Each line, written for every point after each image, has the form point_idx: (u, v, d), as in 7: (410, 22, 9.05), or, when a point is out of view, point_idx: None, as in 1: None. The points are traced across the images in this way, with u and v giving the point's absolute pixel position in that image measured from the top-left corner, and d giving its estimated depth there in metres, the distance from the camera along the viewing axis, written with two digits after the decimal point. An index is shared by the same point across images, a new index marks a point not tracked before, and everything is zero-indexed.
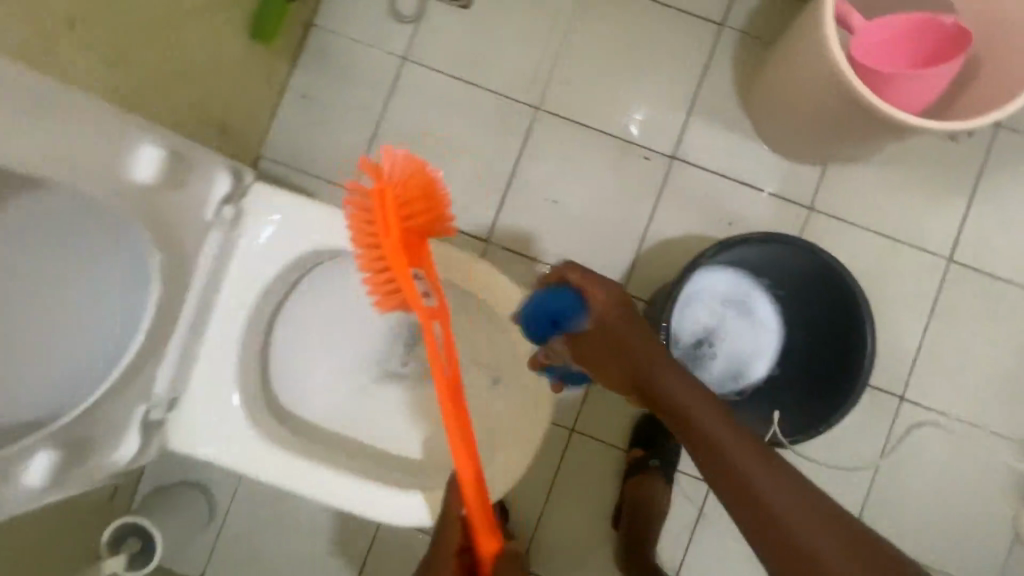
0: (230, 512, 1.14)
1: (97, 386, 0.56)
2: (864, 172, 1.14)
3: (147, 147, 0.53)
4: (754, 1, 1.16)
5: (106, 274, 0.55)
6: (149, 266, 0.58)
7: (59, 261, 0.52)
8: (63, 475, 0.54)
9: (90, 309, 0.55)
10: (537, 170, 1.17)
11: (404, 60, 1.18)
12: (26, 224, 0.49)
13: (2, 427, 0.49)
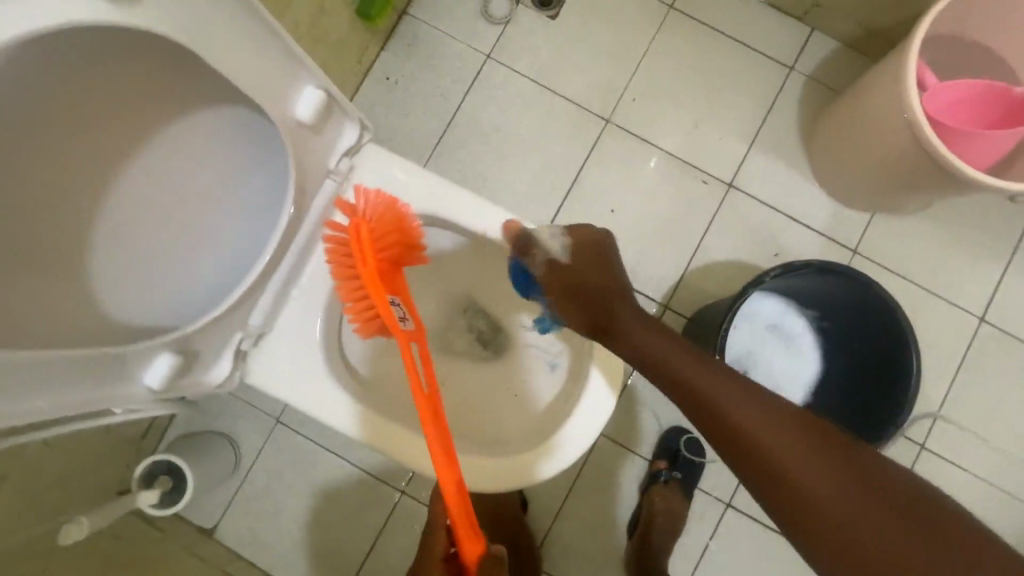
0: (254, 468, 1.16)
1: (217, 304, 0.61)
2: (910, 224, 1.19)
3: (311, 88, 0.57)
4: (824, 51, 1.23)
5: (245, 197, 0.61)
6: (283, 202, 0.62)
7: (210, 184, 0.57)
8: (174, 379, 0.60)
9: (224, 233, 0.60)
10: (599, 178, 1.22)
11: (488, 57, 1.23)
12: (194, 146, 0.55)
13: (136, 321, 0.55)
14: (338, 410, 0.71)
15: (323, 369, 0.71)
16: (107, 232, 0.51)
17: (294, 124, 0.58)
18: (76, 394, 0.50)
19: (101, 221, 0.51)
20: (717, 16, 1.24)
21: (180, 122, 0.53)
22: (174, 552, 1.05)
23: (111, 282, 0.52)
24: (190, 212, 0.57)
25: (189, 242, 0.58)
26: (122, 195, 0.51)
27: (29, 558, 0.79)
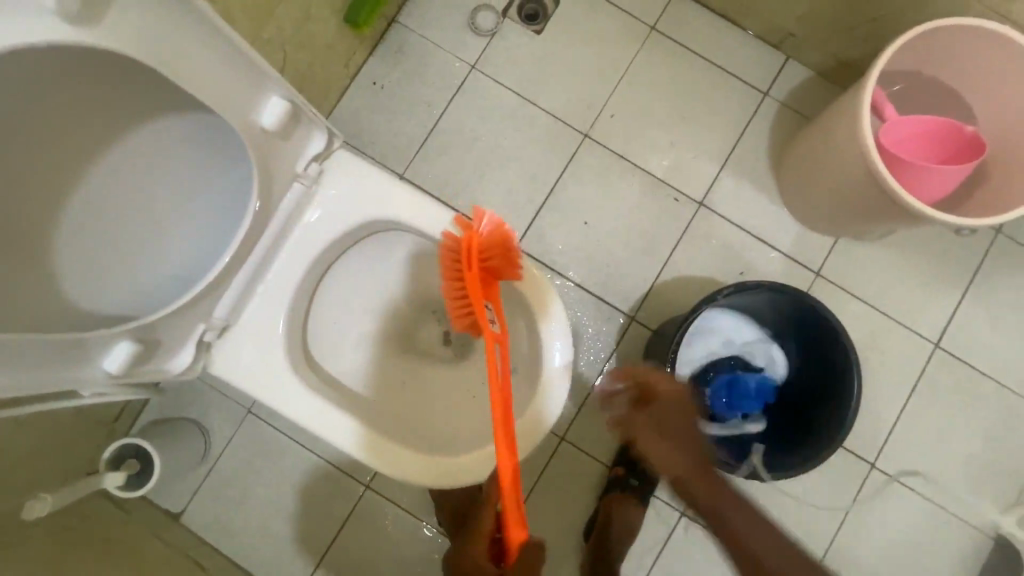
0: (223, 456, 1.19)
1: (176, 298, 0.64)
2: (871, 249, 1.23)
3: (276, 97, 0.60)
4: (798, 78, 1.27)
5: (209, 196, 0.64)
6: (246, 205, 0.65)
7: (173, 183, 0.61)
8: (135, 365, 0.62)
9: (186, 230, 0.63)
10: (550, 168, 1.26)
11: (472, 68, 1.27)
12: (160, 146, 0.58)
13: (94, 311, 0.58)
14: (297, 402, 0.74)
15: (285, 364, 0.74)
16: (72, 225, 0.54)
17: (260, 130, 0.61)
18: (34, 376, 0.53)
19: (66, 213, 0.54)
20: (697, 40, 1.28)
21: (147, 125, 0.57)
22: (138, 535, 1.08)
23: (75, 271, 0.55)
24: (154, 207, 0.60)
25: (152, 235, 0.61)
26: (88, 188, 0.55)
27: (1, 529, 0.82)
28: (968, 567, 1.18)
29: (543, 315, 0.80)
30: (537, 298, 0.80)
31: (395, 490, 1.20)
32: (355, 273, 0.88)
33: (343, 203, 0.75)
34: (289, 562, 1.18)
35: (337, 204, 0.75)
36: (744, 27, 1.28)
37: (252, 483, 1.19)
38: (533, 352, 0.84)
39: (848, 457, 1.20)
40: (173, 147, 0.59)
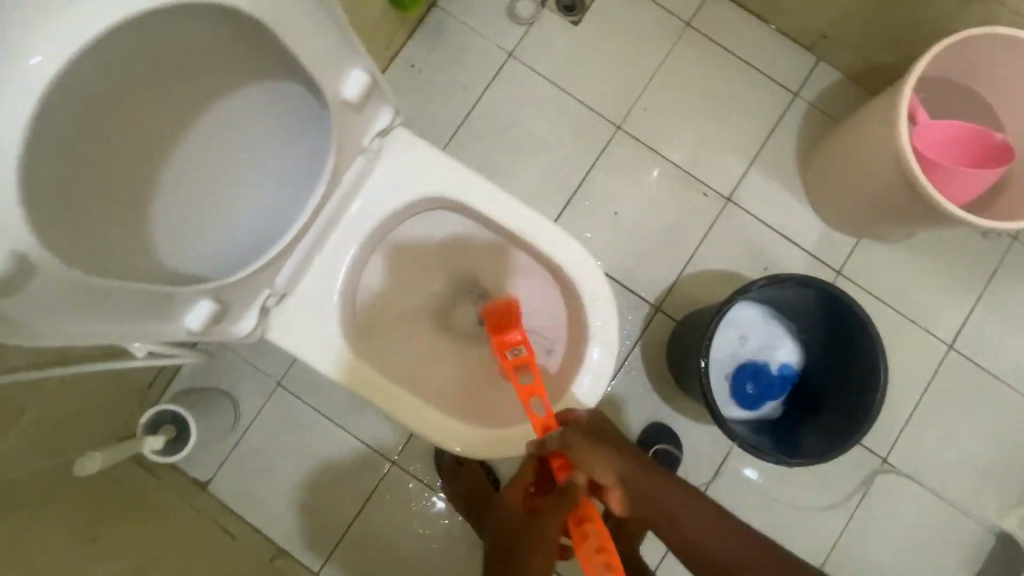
0: (252, 427, 1.21)
1: (246, 262, 0.66)
2: (892, 251, 1.27)
3: (358, 70, 0.61)
4: (829, 80, 1.30)
5: (285, 165, 0.67)
6: (316, 178, 0.67)
7: (251, 151, 0.64)
8: (212, 325, 0.64)
9: (258, 197, 0.66)
10: (606, 175, 1.28)
11: (510, 55, 1.28)
12: (241, 113, 0.61)
13: (177, 270, 0.60)
14: (351, 369, 0.76)
15: (335, 333, 0.76)
16: (165, 185, 0.58)
17: (340, 104, 0.62)
18: (125, 329, 0.54)
19: (164, 172, 0.58)
20: (731, 38, 1.31)
21: (235, 93, 0.59)
22: (167, 499, 1.11)
23: (165, 229, 0.58)
24: (235, 172, 0.63)
25: (231, 200, 0.64)
26: (184, 151, 0.58)
27: (17, 490, 0.83)
28: (970, 560, 1.22)
29: (584, 296, 0.80)
30: (582, 280, 0.80)
31: (420, 467, 1.23)
32: (403, 253, 0.91)
33: (400, 181, 0.78)
34: (314, 534, 1.21)
35: (394, 182, 0.77)
36: (778, 27, 1.30)
37: (282, 454, 1.22)
38: (574, 336, 0.86)
39: (860, 451, 1.23)
40: (251, 114, 0.62)
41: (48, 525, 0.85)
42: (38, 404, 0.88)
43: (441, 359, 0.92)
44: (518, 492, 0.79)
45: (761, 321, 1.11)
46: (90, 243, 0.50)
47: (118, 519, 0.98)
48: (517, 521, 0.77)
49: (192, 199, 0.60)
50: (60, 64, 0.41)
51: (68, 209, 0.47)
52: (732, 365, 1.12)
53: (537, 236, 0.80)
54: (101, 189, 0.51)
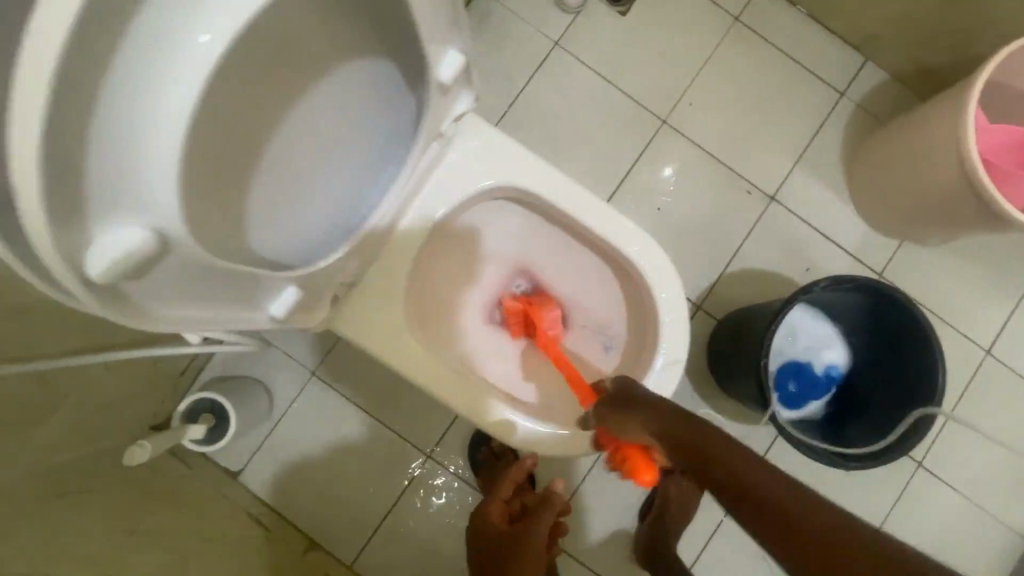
0: (286, 417, 1.19)
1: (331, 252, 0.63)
2: (933, 255, 1.26)
3: (454, 52, 0.59)
4: (876, 81, 1.28)
5: (373, 148, 0.64)
6: (403, 165, 0.67)
7: (347, 132, 0.59)
8: (296, 313, 0.62)
9: (345, 183, 0.63)
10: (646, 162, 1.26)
11: (556, 44, 1.26)
12: (341, 92, 0.56)
13: (266, 257, 0.57)
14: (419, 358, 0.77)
15: (403, 322, 0.77)
16: (264, 165, 0.53)
17: (435, 85, 0.60)
18: (218, 314, 0.52)
19: (268, 150, 0.53)
20: (779, 34, 1.29)
21: (337, 68, 0.54)
22: (201, 489, 1.07)
23: (262, 212, 0.55)
24: (329, 155, 0.59)
25: (321, 183, 0.60)
26: (289, 129, 0.54)
27: (55, 477, 0.80)
28: (1000, 565, 1.23)
29: (650, 288, 0.81)
30: (648, 272, 0.80)
31: (456, 461, 1.21)
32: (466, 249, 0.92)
33: (472, 170, 0.77)
34: (345, 526, 1.19)
35: (465, 169, 0.77)
36: (827, 25, 1.29)
37: (315, 445, 1.19)
38: (639, 332, 0.87)
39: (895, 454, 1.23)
40: (351, 93, 0.57)
41: (87, 514, 0.82)
42: (76, 390, 0.84)
43: (498, 351, 0.92)
44: (497, 506, 0.97)
45: (809, 320, 1.10)
46: (208, 225, 0.48)
47: (159, 512, 0.94)
48: (499, 528, 0.92)
49: (286, 183, 0.56)
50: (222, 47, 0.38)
51: (199, 190, 0.46)
52: (785, 366, 1.09)
53: (609, 231, 0.81)
54: (225, 169, 0.48)
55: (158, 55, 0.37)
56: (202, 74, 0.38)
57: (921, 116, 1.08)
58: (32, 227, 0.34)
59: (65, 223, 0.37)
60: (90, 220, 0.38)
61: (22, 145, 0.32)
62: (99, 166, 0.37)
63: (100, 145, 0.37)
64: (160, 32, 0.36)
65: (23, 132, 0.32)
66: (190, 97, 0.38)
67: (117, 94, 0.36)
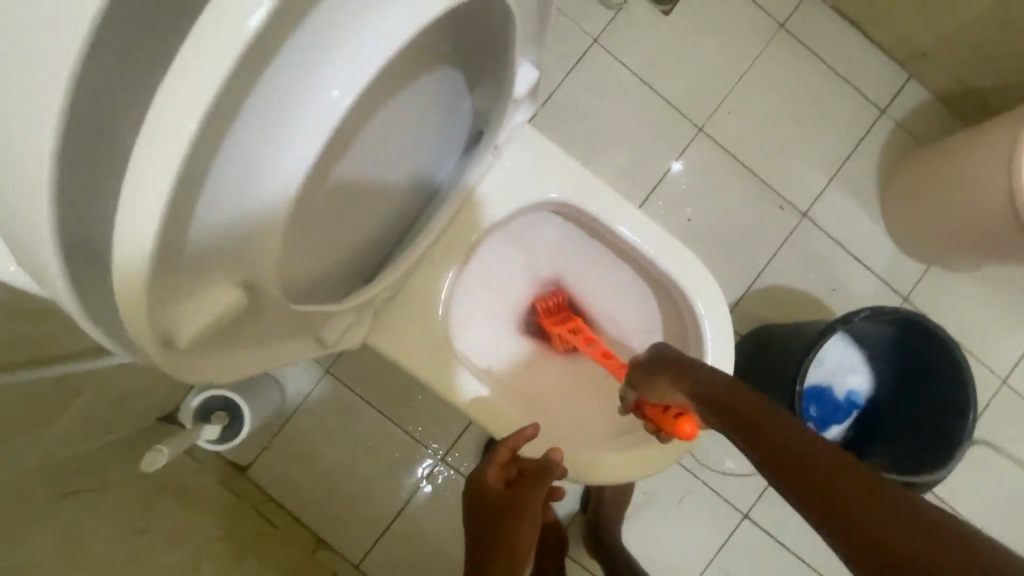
0: (298, 413, 1.16)
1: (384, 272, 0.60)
2: (957, 281, 1.25)
3: (526, 64, 0.58)
4: (916, 100, 1.26)
5: (427, 158, 0.62)
6: (461, 183, 0.66)
7: (407, 144, 0.57)
8: (342, 333, 0.59)
9: (398, 198, 0.61)
10: (678, 166, 1.22)
11: (595, 41, 1.20)
12: (409, 106, 0.54)
13: (320, 280, 0.55)
14: (456, 373, 0.75)
15: (442, 335, 0.75)
16: (335, 184, 0.51)
17: (506, 99, 0.59)
18: (274, 344, 0.49)
19: (337, 165, 0.50)
20: (824, 45, 1.25)
21: (413, 82, 0.53)
22: (212, 486, 1.04)
23: (318, 229, 0.51)
24: (386, 164, 0.56)
25: (378, 192, 0.57)
26: (356, 143, 0.51)
27: (64, 473, 0.75)
28: None
29: (693, 313, 0.79)
30: (694, 298, 0.78)
31: (469, 466, 1.20)
32: (497, 260, 0.89)
33: (521, 181, 0.75)
34: (353, 525, 1.16)
35: (515, 181, 0.75)
36: (873, 38, 1.25)
37: (325, 441, 1.17)
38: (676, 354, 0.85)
39: None
40: (415, 107, 0.55)
41: (101, 511, 0.78)
42: (88, 386, 0.81)
43: (525, 363, 0.90)
44: (493, 471, 0.74)
45: (839, 344, 1.09)
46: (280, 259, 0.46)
47: (171, 510, 0.90)
48: (496, 494, 0.73)
49: (351, 200, 0.54)
50: (351, 103, 0.37)
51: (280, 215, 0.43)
52: (812, 389, 1.07)
53: (620, 224, 0.77)
54: (299, 194, 0.46)
55: (293, 97, 0.36)
56: (335, 120, 0.37)
57: (966, 141, 1.06)
58: (126, 281, 0.31)
59: (161, 274, 0.33)
60: (185, 275, 0.36)
61: (145, 196, 0.28)
62: (205, 218, 0.35)
63: (210, 197, 0.34)
64: (296, 84, 0.35)
65: (148, 185, 0.28)
66: (311, 153, 0.38)
67: (249, 133, 0.35)
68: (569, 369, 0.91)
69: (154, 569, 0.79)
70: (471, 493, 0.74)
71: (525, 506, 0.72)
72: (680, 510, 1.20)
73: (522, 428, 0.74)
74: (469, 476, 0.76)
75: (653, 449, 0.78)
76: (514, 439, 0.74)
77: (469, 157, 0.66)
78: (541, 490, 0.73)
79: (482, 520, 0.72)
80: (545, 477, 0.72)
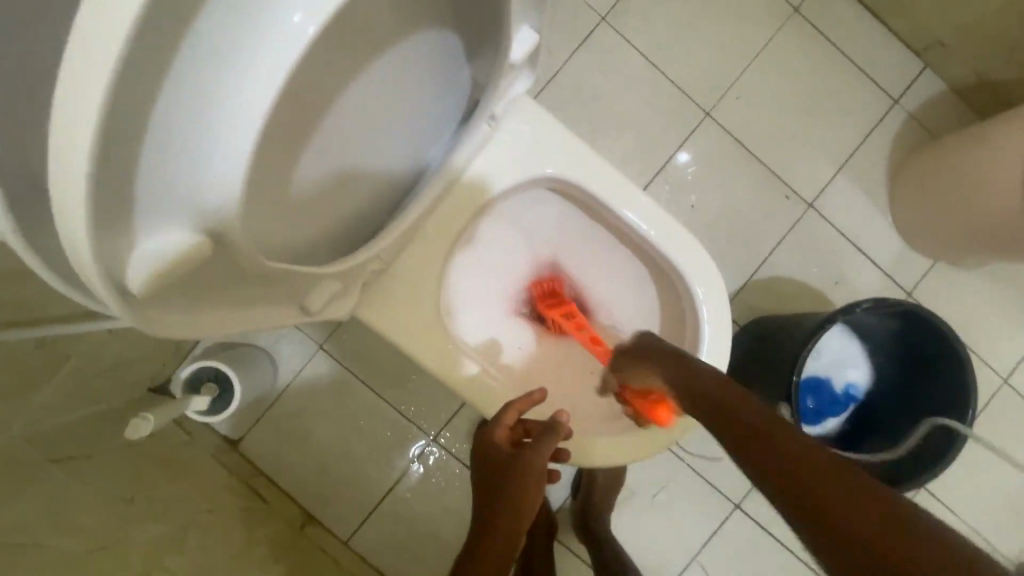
0: (290, 388, 1.16)
1: (374, 241, 0.58)
2: (962, 277, 1.23)
3: (526, 28, 0.56)
4: (930, 91, 1.23)
5: (420, 127, 0.60)
6: (456, 154, 0.65)
7: (398, 108, 0.56)
8: (328, 303, 0.58)
9: (388, 165, 0.59)
10: (683, 155, 1.20)
11: (603, 19, 1.17)
12: (399, 67, 0.52)
13: (303, 247, 0.53)
14: (444, 349, 0.74)
15: (435, 310, 0.74)
16: (319, 145, 0.49)
17: (502, 64, 0.57)
18: (253, 313, 0.48)
19: (321, 126, 0.49)
20: (839, 31, 1.22)
21: (404, 41, 0.51)
22: (202, 459, 1.03)
23: (304, 192, 0.50)
24: (374, 130, 0.55)
25: (365, 159, 0.56)
26: (342, 102, 0.49)
27: (53, 439, 0.74)
28: None
29: (692, 296, 0.77)
30: (692, 281, 0.76)
31: (460, 447, 1.19)
32: (495, 240, 0.87)
33: (520, 154, 0.73)
34: (343, 503, 1.16)
35: (512, 153, 0.73)
36: (889, 25, 1.22)
37: (316, 418, 1.16)
38: (673, 341, 0.83)
39: None
40: (406, 68, 0.53)
41: (87, 481, 0.77)
42: (76, 352, 0.81)
43: (521, 345, 0.88)
44: (500, 432, 0.71)
45: (837, 338, 1.08)
46: (254, 218, 0.45)
47: (161, 482, 0.90)
48: (503, 453, 0.69)
49: (337, 162, 0.52)
50: (314, 34, 0.36)
51: (255, 172, 0.42)
52: (809, 383, 1.06)
53: (627, 210, 0.75)
54: (278, 150, 0.45)
55: (249, 32, 0.35)
56: (295, 54, 0.36)
57: (979, 134, 1.03)
58: (62, 209, 0.30)
59: (106, 208, 0.33)
60: (136, 212, 0.36)
61: (79, 117, 0.28)
62: (154, 143, 0.34)
63: (160, 123, 0.34)
64: (260, 12, 0.35)
65: (78, 103, 0.28)
66: (272, 88, 0.36)
67: (201, 68, 0.34)
68: (564, 354, 0.89)
69: (138, 538, 0.79)
70: (477, 458, 0.70)
71: (529, 462, 0.66)
72: (671, 499, 1.19)
73: (531, 391, 0.75)
74: (476, 442, 0.72)
75: (647, 434, 0.77)
76: (521, 401, 0.74)
77: (466, 126, 0.64)
78: (548, 447, 0.69)
79: (488, 483, 0.67)
80: (553, 433, 0.70)
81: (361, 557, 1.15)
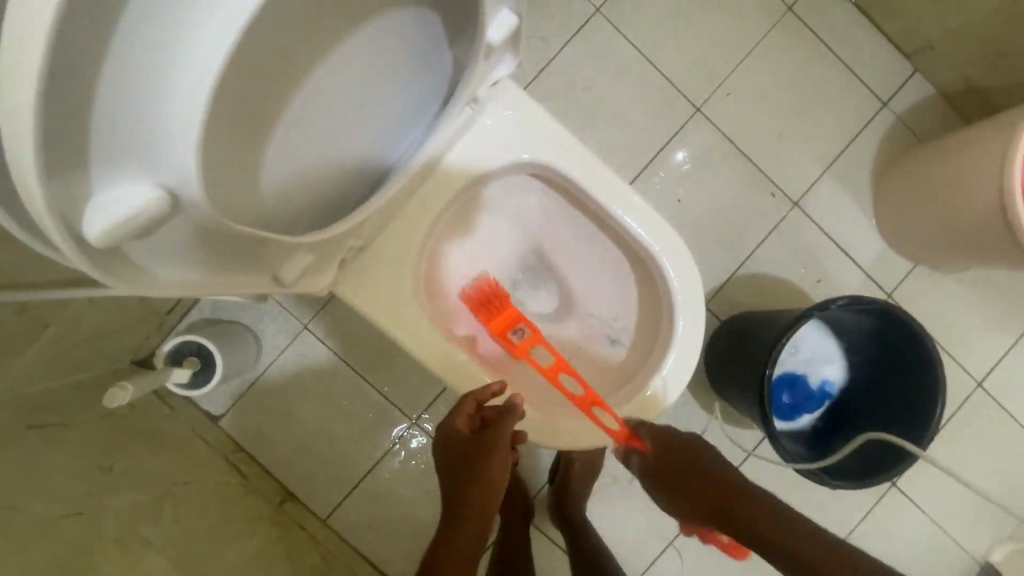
0: (272, 366, 1.17)
1: (351, 216, 0.60)
2: (940, 280, 1.25)
3: (505, 12, 0.57)
4: (918, 95, 1.24)
5: (399, 104, 0.61)
6: (437, 136, 0.66)
7: (377, 87, 0.57)
8: (301, 276, 0.59)
9: (367, 142, 0.60)
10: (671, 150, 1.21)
11: (596, 11, 1.18)
12: (377, 44, 0.53)
13: (273, 218, 0.54)
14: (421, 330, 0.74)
15: (414, 289, 0.75)
16: (293, 114, 0.50)
17: (480, 46, 0.58)
18: (220, 277, 0.50)
19: (297, 97, 0.50)
20: (831, 32, 1.22)
21: (382, 17, 0.51)
22: (182, 432, 1.05)
23: (279, 163, 0.52)
24: (353, 104, 0.56)
25: (342, 133, 0.57)
26: (316, 75, 0.50)
27: (33, 405, 0.74)
28: None
29: (669, 287, 0.78)
30: (669, 270, 0.77)
31: None
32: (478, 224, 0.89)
33: (502, 138, 0.74)
34: (322, 483, 1.17)
35: (495, 137, 0.73)
36: (881, 28, 1.23)
37: (298, 397, 1.17)
38: (650, 329, 0.85)
39: None
40: (385, 45, 0.54)
41: (65, 448, 0.77)
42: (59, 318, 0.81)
43: None
44: (461, 423, 0.74)
45: (813, 335, 1.09)
46: (221, 182, 0.46)
47: (139, 453, 0.91)
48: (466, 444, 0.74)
49: (313, 134, 0.54)
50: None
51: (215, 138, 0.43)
52: (784, 379, 1.08)
53: (609, 200, 0.76)
54: (244, 116, 0.46)
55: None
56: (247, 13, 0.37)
57: (962, 140, 1.05)
58: (16, 159, 0.32)
59: (54, 157, 0.34)
60: (91, 166, 0.37)
61: (20, 61, 0.30)
62: (112, 109, 0.36)
63: (111, 75, 0.35)
64: None
65: (18, 47, 0.30)
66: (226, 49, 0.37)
67: (160, 32, 0.35)
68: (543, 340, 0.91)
69: (115, 506, 0.81)
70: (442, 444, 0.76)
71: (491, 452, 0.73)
72: None
73: (489, 383, 0.75)
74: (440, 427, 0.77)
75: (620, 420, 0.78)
76: (479, 392, 0.74)
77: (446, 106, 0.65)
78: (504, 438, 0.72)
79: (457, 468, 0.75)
80: (507, 425, 0.72)
81: (339, 536, 1.17)
